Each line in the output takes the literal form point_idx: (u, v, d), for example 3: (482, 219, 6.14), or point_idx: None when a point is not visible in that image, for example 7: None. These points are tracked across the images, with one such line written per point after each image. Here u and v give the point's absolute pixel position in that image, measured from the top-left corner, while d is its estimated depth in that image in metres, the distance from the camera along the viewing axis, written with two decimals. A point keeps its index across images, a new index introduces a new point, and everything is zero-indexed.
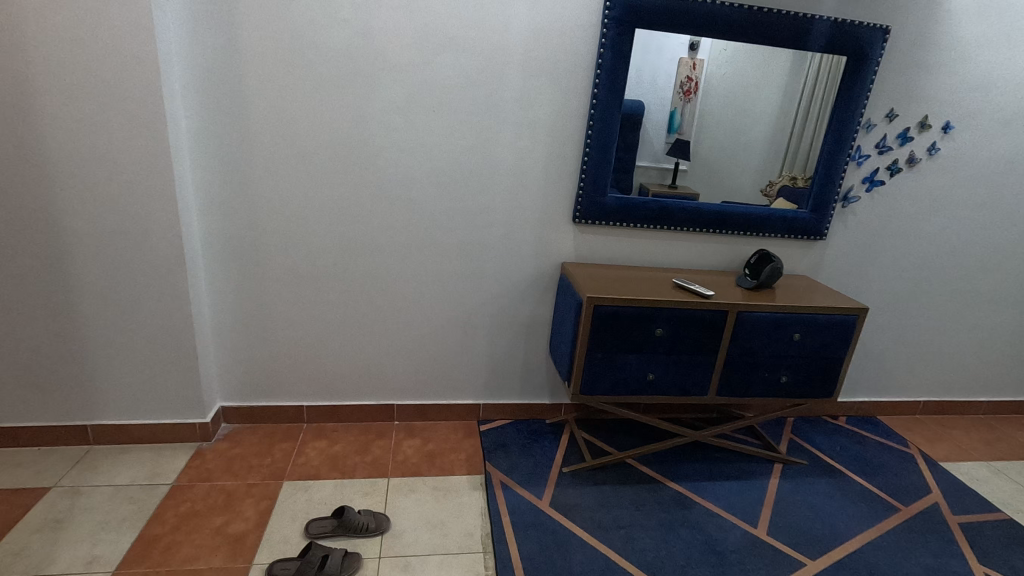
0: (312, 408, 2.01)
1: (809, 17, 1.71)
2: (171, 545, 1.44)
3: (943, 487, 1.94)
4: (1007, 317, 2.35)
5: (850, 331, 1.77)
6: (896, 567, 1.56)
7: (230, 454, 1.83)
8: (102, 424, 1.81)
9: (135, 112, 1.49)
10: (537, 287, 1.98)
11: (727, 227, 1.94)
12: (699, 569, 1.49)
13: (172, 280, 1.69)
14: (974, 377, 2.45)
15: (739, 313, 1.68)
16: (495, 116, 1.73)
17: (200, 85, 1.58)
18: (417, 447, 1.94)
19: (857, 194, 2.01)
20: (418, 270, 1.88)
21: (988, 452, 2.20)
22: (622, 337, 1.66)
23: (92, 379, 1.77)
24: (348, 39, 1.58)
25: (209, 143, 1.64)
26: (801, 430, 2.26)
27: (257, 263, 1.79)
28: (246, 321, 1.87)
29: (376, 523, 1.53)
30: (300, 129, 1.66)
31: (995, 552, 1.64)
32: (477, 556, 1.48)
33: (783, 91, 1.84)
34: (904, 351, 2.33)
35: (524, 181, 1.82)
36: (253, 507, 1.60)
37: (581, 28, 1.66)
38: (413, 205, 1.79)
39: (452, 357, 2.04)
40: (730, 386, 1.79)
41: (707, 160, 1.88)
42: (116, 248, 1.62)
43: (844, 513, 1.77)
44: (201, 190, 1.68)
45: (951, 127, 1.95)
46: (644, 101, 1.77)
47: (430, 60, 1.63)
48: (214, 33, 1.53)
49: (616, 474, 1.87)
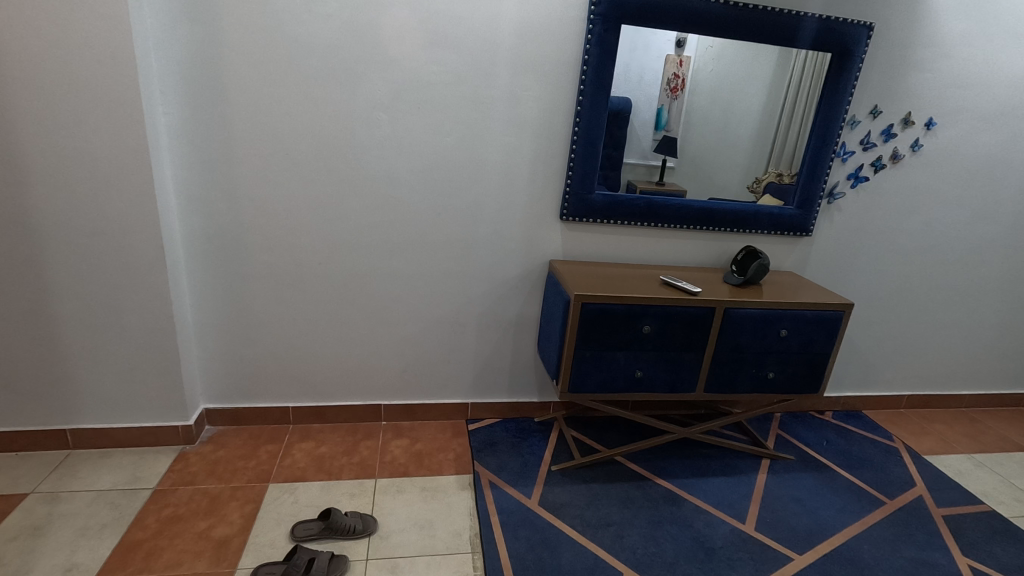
0: (298, 408, 1.99)
1: (795, 14, 1.71)
2: (154, 550, 1.42)
3: (927, 480, 1.97)
4: (989, 311, 2.38)
5: (836, 326, 1.78)
6: (882, 560, 1.57)
7: (214, 457, 1.80)
8: (83, 428, 1.78)
9: (111, 108, 1.46)
10: (525, 285, 1.97)
11: (714, 223, 1.95)
12: (688, 566, 1.49)
13: (153, 280, 1.65)
14: (957, 371, 2.49)
15: (726, 310, 1.69)
16: (483, 113, 1.71)
17: (180, 82, 1.55)
18: (405, 446, 1.93)
19: (842, 190, 2.02)
20: (404, 268, 1.87)
21: (972, 445, 2.23)
22: (610, 334, 1.66)
23: (72, 382, 1.73)
24: (332, 37, 1.56)
25: (190, 141, 1.61)
26: (788, 425, 2.27)
27: (239, 262, 1.77)
28: (229, 322, 1.84)
29: (363, 524, 1.51)
30: (283, 126, 1.63)
31: (978, 544, 1.67)
32: (466, 557, 1.47)
33: (770, 88, 1.84)
34: (889, 347, 2.35)
35: (511, 179, 1.81)
36: (238, 511, 1.57)
37: (569, 24, 1.65)
38: (399, 203, 1.77)
39: (440, 356, 2.03)
40: (718, 382, 1.80)
41: (695, 157, 1.88)
42: (94, 249, 1.59)
43: (831, 507, 1.78)
44: (182, 188, 1.65)
45: (934, 124, 1.97)
46: (631, 98, 1.77)
47: (414, 56, 1.62)
48: (193, 28, 1.50)
49: (605, 471, 1.87)
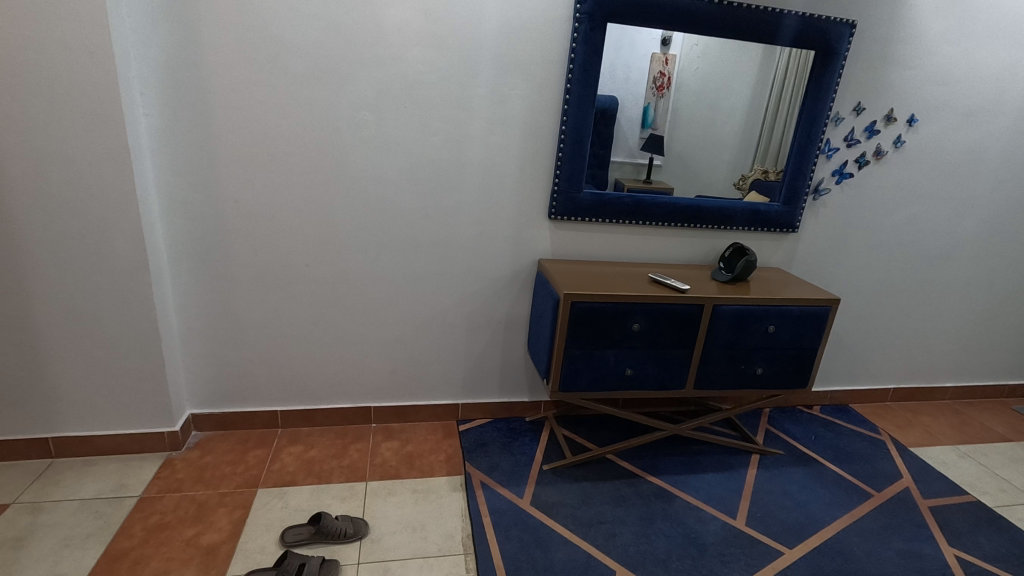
0: (287, 412, 1.97)
1: (779, 12, 1.72)
2: (140, 559, 1.40)
3: (914, 472, 1.99)
4: (971, 303, 2.41)
5: (823, 322, 1.80)
6: (871, 553, 1.58)
7: (201, 463, 1.77)
8: (64, 436, 1.74)
9: (89, 110, 1.43)
10: (514, 285, 1.97)
11: (702, 220, 1.96)
12: (680, 563, 1.50)
13: (135, 284, 1.63)
14: (941, 363, 2.52)
15: (714, 307, 1.70)
16: (469, 111, 1.70)
17: (160, 84, 1.52)
18: (396, 448, 1.92)
19: (827, 186, 2.04)
20: (392, 269, 1.85)
21: (956, 437, 2.27)
22: (600, 333, 1.66)
23: (54, 389, 1.70)
24: (316, 36, 1.55)
25: (171, 143, 1.58)
26: (777, 420, 2.29)
27: (224, 265, 1.74)
28: (215, 326, 1.82)
29: (354, 528, 1.50)
30: (268, 124, 1.61)
31: (963, 534, 1.69)
32: (458, 558, 1.46)
33: (754, 85, 1.85)
34: (875, 341, 2.38)
35: (498, 178, 1.80)
36: (227, 517, 1.55)
37: (555, 22, 1.65)
38: (386, 204, 1.76)
39: (430, 356, 2.02)
40: (707, 378, 1.81)
41: (681, 155, 1.89)
42: (75, 255, 1.56)
43: (820, 500, 1.80)
44: (164, 191, 1.63)
45: (915, 121, 2.00)
46: (617, 97, 1.77)
47: (400, 55, 1.60)
48: (174, 28, 1.48)
49: (596, 470, 1.87)
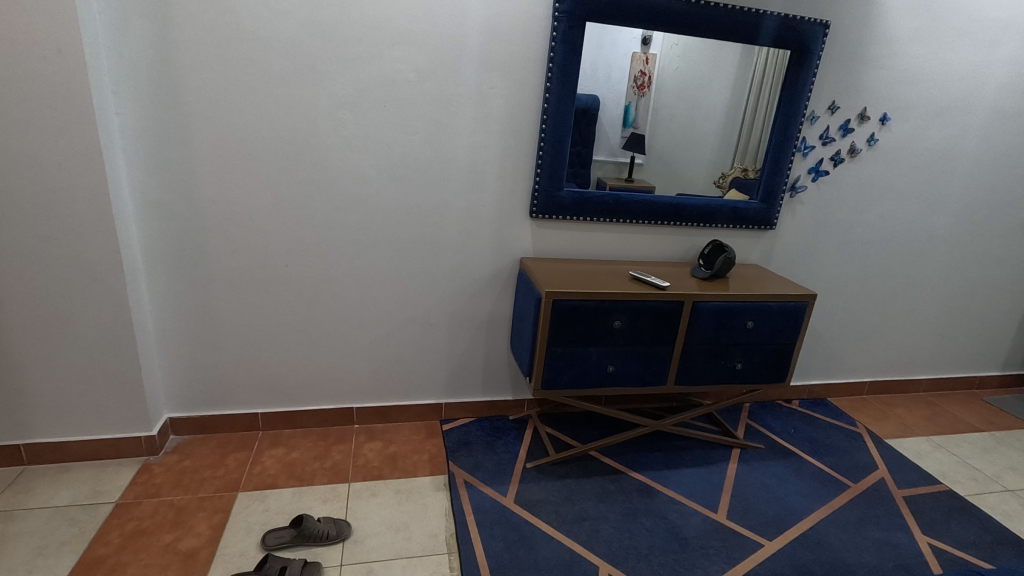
0: (267, 415, 1.95)
1: (757, 12, 1.75)
2: (116, 566, 1.37)
3: (889, 463, 2.04)
4: (943, 297, 2.47)
5: (800, 317, 1.83)
6: (848, 542, 1.62)
7: (180, 467, 1.75)
8: (37, 443, 1.70)
9: (57, 108, 1.39)
10: (497, 284, 1.97)
11: (682, 218, 1.97)
12: (663, 557, 1.51)
13: (107, 287, 1.59)
14: (915, 356, 2.58)
15: (694, 304, 1.72)
16: (450, 110, 1.70)
17: (133, 82, 1.49)
18: (379, 449, 1.91)
19: (803, 184, 2.07)
20: (373, 268, 1.84)
21: (930, 428, 2.32)
22: (582, 330, 1.67)
23: (25, 395, 1.66)
24: (294, 34, 1.53)
25: (146, 143, 1.55)
26: (757, 415, 2.33)
27: (200, 266, 1.71)
28: (193, 328, 1.79)
29: (336, 530, 1.49)
30: (246, 125, 1.59)
31: (936, 522, 1.74)
32: (442, 557, 1.46)
33: (733, 84, 1.87)
34: (851, 334, 2.43)
35: (480, 177, 1.80)
36: (207, 522, 1.53)
37: (535, 21, 1.65)
38: (366, 203, 1.75)
39: (413, 355, 2.01)
40: (688, 374, 1.83)
41: (661, 153, 1.91)
42: (47, 258, 1.52)
43: (799, 492, 1.84)
44: (138, 191, 1.60)
45: (888, 119, 2.04)
46: (598, 96, 1.78)
47: (378, 54, 1.59)
48: (149, 25, 1.45)
49: (579, 467, 1.89)
